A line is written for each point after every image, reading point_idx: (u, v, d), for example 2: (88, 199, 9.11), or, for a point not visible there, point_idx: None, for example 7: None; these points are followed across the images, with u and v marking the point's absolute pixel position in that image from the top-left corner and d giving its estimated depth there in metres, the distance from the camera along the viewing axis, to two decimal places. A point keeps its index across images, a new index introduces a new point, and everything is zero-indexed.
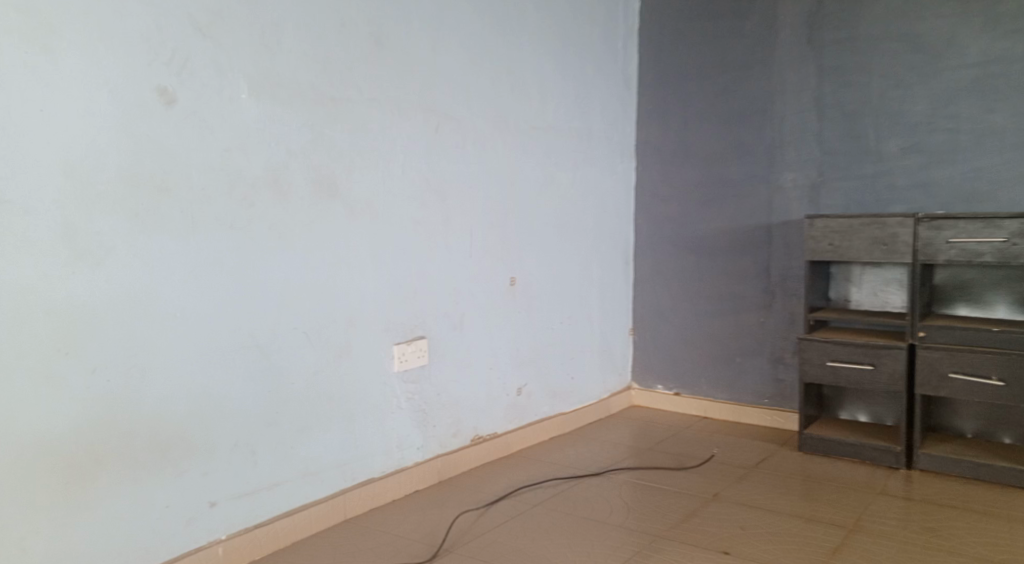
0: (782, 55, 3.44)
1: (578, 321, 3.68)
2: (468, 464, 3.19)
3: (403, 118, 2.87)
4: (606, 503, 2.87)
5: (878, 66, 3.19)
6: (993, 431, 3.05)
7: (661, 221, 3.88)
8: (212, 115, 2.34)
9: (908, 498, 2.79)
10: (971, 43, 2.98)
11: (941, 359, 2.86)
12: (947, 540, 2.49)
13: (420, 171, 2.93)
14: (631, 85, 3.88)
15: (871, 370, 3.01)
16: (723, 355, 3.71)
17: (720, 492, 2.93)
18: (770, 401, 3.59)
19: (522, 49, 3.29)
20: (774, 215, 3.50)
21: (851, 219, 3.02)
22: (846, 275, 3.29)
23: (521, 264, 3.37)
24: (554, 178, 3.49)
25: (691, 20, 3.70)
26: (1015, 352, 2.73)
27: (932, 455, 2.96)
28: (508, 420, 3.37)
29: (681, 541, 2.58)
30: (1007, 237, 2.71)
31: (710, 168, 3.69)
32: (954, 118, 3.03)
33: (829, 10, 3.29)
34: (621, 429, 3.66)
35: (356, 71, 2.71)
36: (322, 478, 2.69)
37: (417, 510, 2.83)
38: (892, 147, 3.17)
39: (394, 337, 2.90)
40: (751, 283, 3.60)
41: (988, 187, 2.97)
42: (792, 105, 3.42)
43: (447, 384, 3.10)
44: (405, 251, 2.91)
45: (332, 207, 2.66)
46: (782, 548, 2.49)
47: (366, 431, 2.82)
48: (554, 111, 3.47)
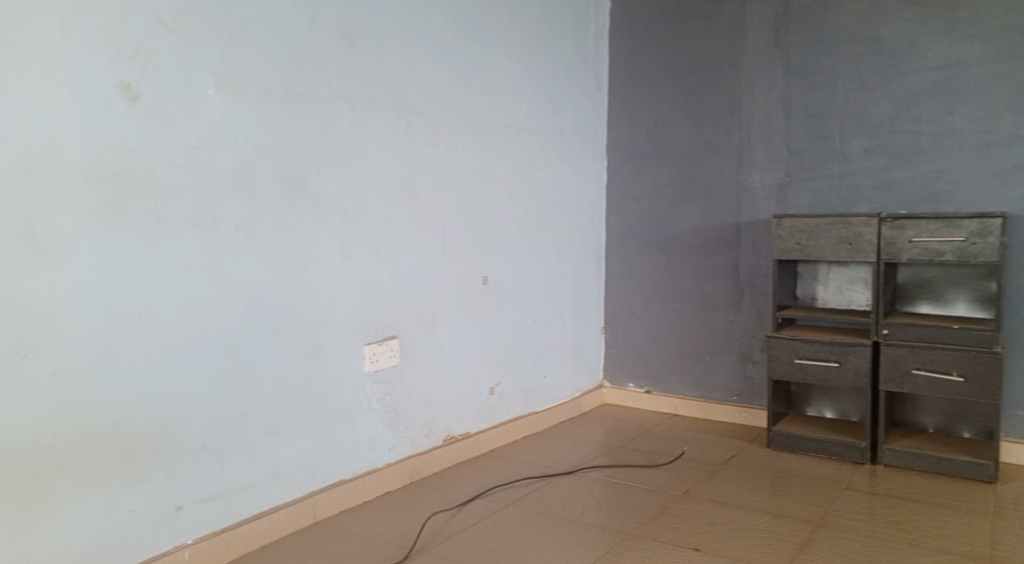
0: (749, 57, 3.49)
1: (550, 319, 3.70)
2: (440, 465, 3.18)
3: (374, 116, 2.85)
4: (578, 502, 2.89)
5: (843, 68, 3.25)
6: (954, 426, 3.12)
7: (631, 221, 3.91)
8: (178, 112, 2.31)
9: (872, 493, 2.85)
10: (932, 47, 3.05)
11: (904, 356, 2.92)
12: (910, 533, 2.55)
13: (392, 170, 2.92)
14: (602, 85, 3.91)
15: (836, 367, 3.07)
16: (693, 354, 3.75)
17: (689, 489, 2.96)
18: (739, 398, 3.64)
19: (494, 49, 3.29)
20: (743, 215, 3.55)
21: (817, 219, 3.08)
22: (813, 274, 3.35)
23: (494, 263, 3.38)
24: (526, 177, 3.50)
25: (660, 21, 3.74)
26: (975, 348, 2.80)
27: (895, 450, 3.02)
28: (480, 420, 3.37)
29: (651, 538, 2.60)
30: (967, 236, 2.78)
31: (679, 168, 3.73)
32: (916, 120, 3.10)
33: (795, 13, 3.35)
34: (592, 427, 3.68)
35: (326, 69, 2.69)
36: (292, 480, 2.67)
37: (388, 512, 2.82)
38: (857, 148, 3.23)
39: (365, 338, 2.88)
40: (720, 282, 3.64)
41: (948, 187, 3.05)
42: (759, 106, 3.47)
43: (419, 384, 3.09)
44: (376, 250, 2.90)
45: (301, 206, 2.64)
46: (750, 544, 2.53)
47: (337, 432, 2.80)
48: (526, 110, 3.47)
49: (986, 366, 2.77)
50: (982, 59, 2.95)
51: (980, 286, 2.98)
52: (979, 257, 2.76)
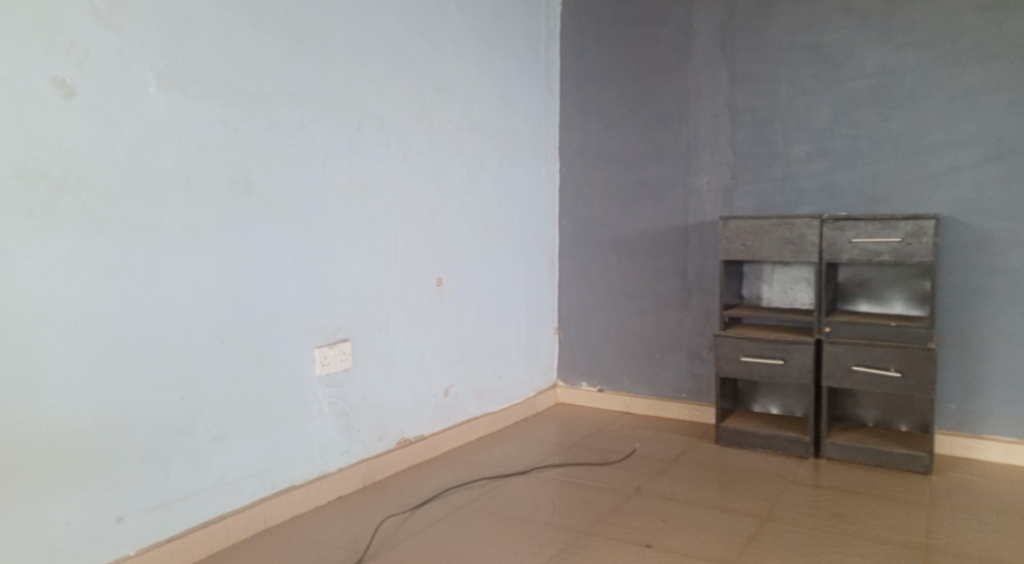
0: (696, 62, 3.57)
1: (504, 321, 3.72)
2: (394, 467, 3.17)
3: (324, 116, 2.84)
4: (532, 502, 2.91)
5: (786, 74, 3.35)
6: (892, 420, 3.24)
7: (582, 223, 3.96)
8: (117, 109, 2.26)
9: (816, 486, 2.94)
10: (869, 55, 3.17)
11: (845, 353, 3.03)
12: (852, 524, 2.64)
13: (342, 169, 2.91)
14: (554, 87, 3.95)
15: (782, 364, 3.15)
16: (644, 353, 3.81)
17: (641, 486, 3.01)
18: (688, 396, 3.71)
19: (445, 50, 3.30)
20: (691, 216, 3.63)
21: (762, 220, 3.17)
22: (758, 274, 3.44)
23: (447, 265, 3.38)
24: (478, 179, 3.52)
25: (610, 25, 3.80)
26: (911, 345, 2.91)
27: (838, 445, 3.12)
28: (434, 422, 3.37)
29: (604, 535, 2.64)
30: (903, 237, 2.89)
31: (628, 171, 3.80)
32: (855, 125, 3.22)
33: (740, 19, 3.44)
34: (546, 427, 3.71)
35: (274, 67, 2.67)
36: (240, 487, 2.63)
37: (340, 517, 2.80)
38: (799, 152, 3.34)
39: (315, 340, 2.85)
40: (669, 282, 3.71)
41: (885, 190, 3.17)
42: (706, 110, 3.56)
43: (372, 386, 3.07)
44: (326, 252, 2.87)
45: (248, 207, 2.61)
46: (699, 539, 2.58)
47: (288, 436, 2.77)
48: (478, 112, 3.49)
49: (921, 361, 2.89)
50: (916, 67, 3.08)
51: (916, 285, 3.11)
52: (915, 257, 2.87)
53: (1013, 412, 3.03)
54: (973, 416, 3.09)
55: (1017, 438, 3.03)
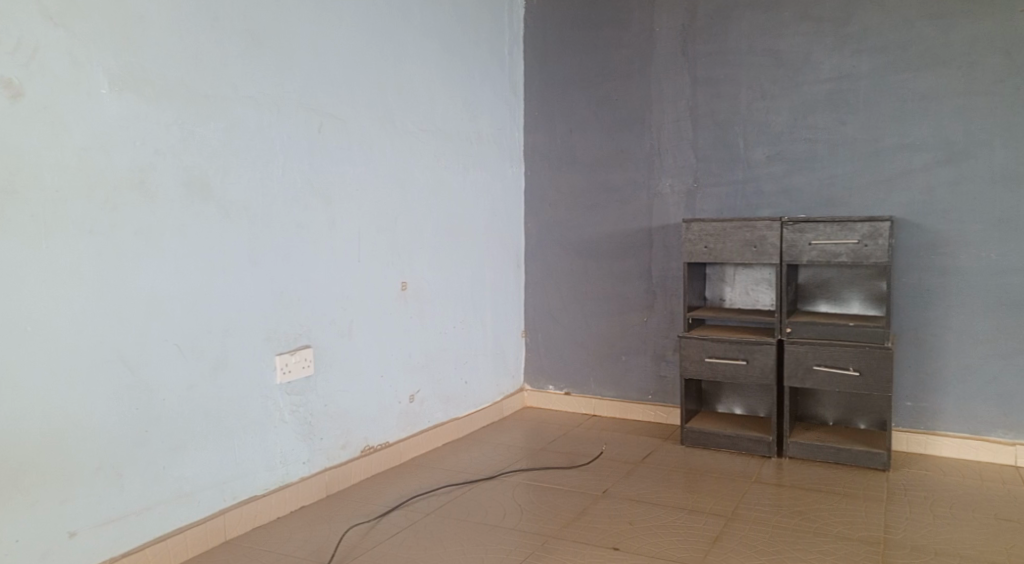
0: (658, 66, 3.61)
1: (470, 325, 3.70)
2: (358, 476, 3.12)
3: (283, 118, 2.79)
4: (499, 507, 2.89)
5: (746, 79, 3.40)
6: (851, 418, 3.31)
7: (547, 226, 3.97)
8: (67, 110, 2.19)
9: (779, 485, 2.98)
10: (825, 60, 3.24)
11: (806, 352, 3.08)
12: (814, 522, 2.68)
13: (303, 172, 2.86)
14: (517, 90, 3.95)
15: (745, 365, 3.19)
16: (609, 355, 3.83)
17: (608, 488, 3.02)
18: (654, 397, 3.73)
19: (408, 52, 3.27)
20: (654, 219, 3.66)
21: (724, 223, 3.21)
22: (720, 275, 3.49)
23: (412, 268, 3.35)
24: (442, 182, 3.49)
25: (573, 30, 3.82)
26: (868, 344, 2.97)
27: (800, 443, 3.17)
28: (400, 428, 3.33)
29: (571, 539, 2.63)
30: (860, 239, 2.95)
31: (592, 175, 3.82)
32: (813, 129, 3.28)
33: (701, 24, 3.49)
34: (513, 430, 3.70)
35: (233, 69, 2.62)
36: (198, 499, 2.55)
37: (304, 526, 2.74)
38: (760, 155, 3.39)
39: (275, 347, 2.80)
40: (633, 285, 3.74)
41: (843, 192, 3.24)
42: (669, 114, 3.59)
43: (336, 393, 3.02)
44: (287, 257, 2.82)
45: (205, 211, 2.54)
46: (667, 541, 2.59)
47: (248, 445, 2.71)
48: (442, 115, 3.47)
49: (878, 360, 2.95)
50: (871, 72, 3.16)
51: (873, 285, 3.18)
52: (871, 259, 2.94)
53: (966, 409, 3.11)
54: (928, 412, 3.17)
55: (970, 433, 3.11)
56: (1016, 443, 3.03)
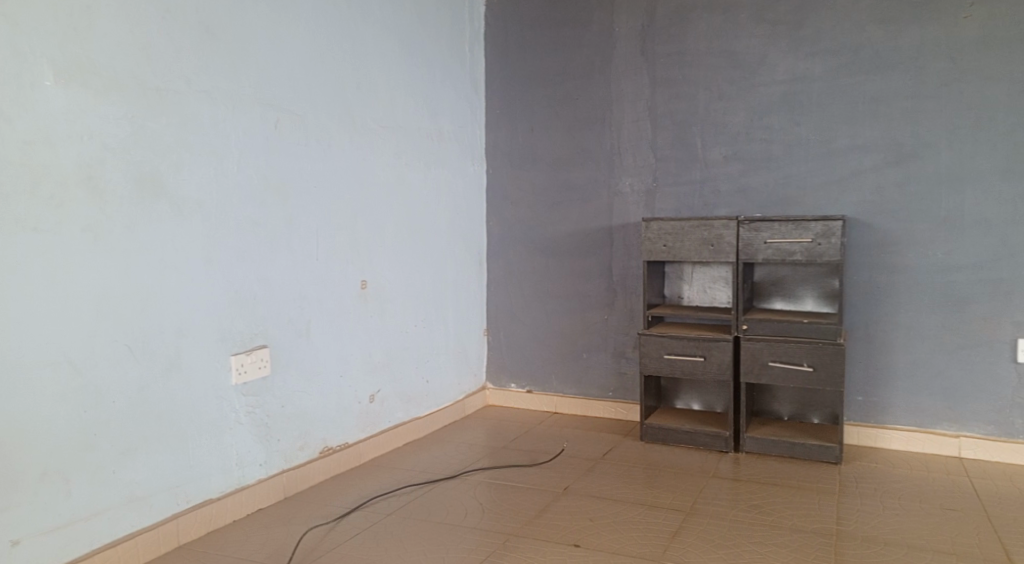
0: (618, 66, 3.64)
1: (432, 324, 3.68)
2: (317, 477, 3.07)
3: (239, 114, 2.74)
4: (460, 507, 2.88)
5: (703, 80, 3.46)
6: (805, 413, 3.38)
7: (507, 225, 3.97)
8: (9, 103, 2.11)
9: (736, 479, 3.03)
10: (780, 62, 3.31)
11: (761, 349, 3.14)
12: (770, 515, 2.73)
13: (258, 169, 2.81)
14: (478, 88, 3.94)
15: (702, 361, 3.25)
16: (570, 352, 3.85)
17: (569, 485, 3.03)
18: (614, 393, 3.77)
19: (367, 48, 3.24)
20: (615, 218, 3.70)
21: (682, 222, 3.26)
22: (679, 274, 3.54)
23: (372, 266, 3.32)
24: (403, 179, 3.47)
25: (533, 28, 3.83)
26: (821, 341, 3.05)
27: (756, 438, 3.23)
28: (360, 428, 3.29)
29: (533, 537, 2.63)
30: (813, 238, 3.03)
31: (552, 174, 3.84)
32: (768, 130, 3.35)
33: (659, 25, 3.54)
34: (475, 429, 3.69)
35: (185, 61, 2.56)
36: (149, 504, 2.49)
37: (261, 529, 2.69)
38: (717, 155, 3.45)
39: (230, 348, 2.74)
40: (594, 283, 3.76)
41: (797, 192, 3.31)
42: (628, 113, 3.63)
43: (293, 393, 2.98)
44: (243, 255, 2.77)
45: (157, 208, 2.48)
46: (627, 537, 2.61)
47: (202, 448, 2.65)
48: (402, 112, 3.45)
49: (831, 356, 3.02)
50: (823, 75, 3.24)
51: (826, 283, 3.26)
52: (824, 257, 3.01)
53: (913, 402, 3.21)
54: (878, 407, 3.26)
55: (917, 426, 3.21)
56: (960, 435, 3.13)
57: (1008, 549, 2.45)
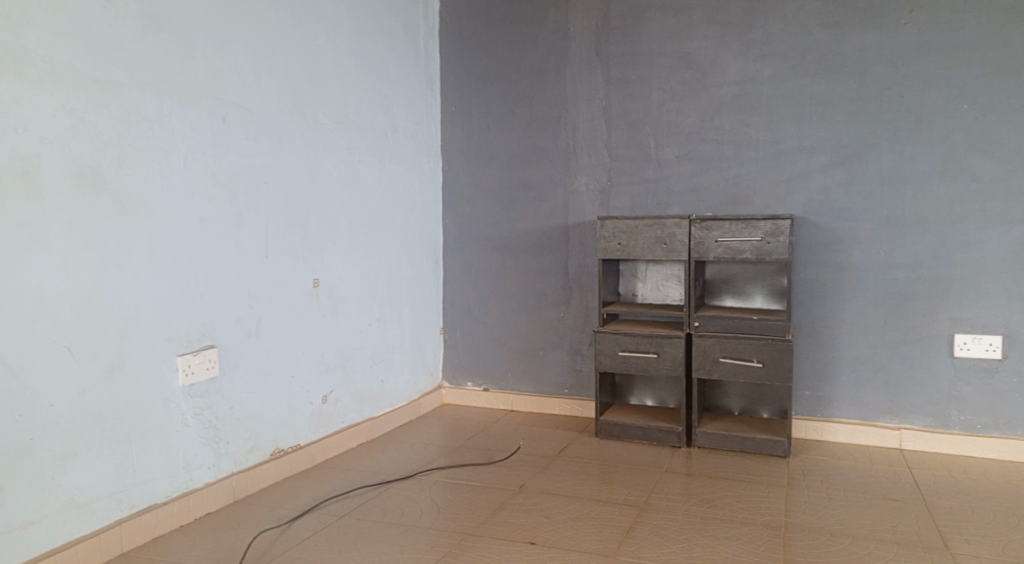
0: (572, 65, 3.66)
1: (387, 323, 3.64)
2: (268, 480, 3.01)
3: (185, 107, 2.66)
4: (415, 507, 2.85)
5: (656, 80, 3.51)
6: (755, 407, 3.46)
7: (462, 223, 3.96)
8: None
9: (688, 474, 3.07)
10: (731, 64, 3.37)
11: (713, 345, 3.20)
12: (721, 509, 2.78)
13: (207, 164, 2.74)
14: (434, 84, 3.91)
15: (656, 358, 3.29)
16: (526, 350, 3.86)
17: (525, 483, 3.03)
18: (570, 391, 3.79)
19: (320, 42, 3.19)
20: (570, 216, 3.72)
21: (636, 221, 3.30)
22: (633, 272, 3.57)
23: (324, 264, 3.27)
24: (357, 175, 3.42)
25: (487, 26, 3.82)
26: (770, 337, 3.12)
27: (707, 433, 3.29)
28: (313, 430, 3.23)
29: (488, 535, 2.63)
30: (763, 237, 3.10)
31: (506, 173, 3.84)
32: (719, 130, 3.41)
33: (613, 25, 3.57)
34: (431, 429, 3.66)
35: (128, 52, 2.48)
36: (91, 511, 2.41)
37: (209, 534, 2.63)
38: (670, 155, 3.51)
39: (177, 348, 2.66)
40: (549, 281, 3.78)
41: (747, 191, 3.38)
42: (583, 112, 3.66)
43: (243, 394, 2.91)
44: (191, 252, 2.70)
45: (99, 204, 2.40)
46: (582, 533, 2.63)
47: (147, 453, 2.57)
48: (355, 108, 3.40)
49: (779, 352, 3.10)
50: (772, 77, 3.31)
51: (774, 281, 3.34)
52: (773, 255, 3.09)
53: (858, 396, 3.30)
54: (824, 401, 3.35)
55: (861, 419, 3.30)
56: (901, 428, 3.24)
57: (946, 537, 2.54)
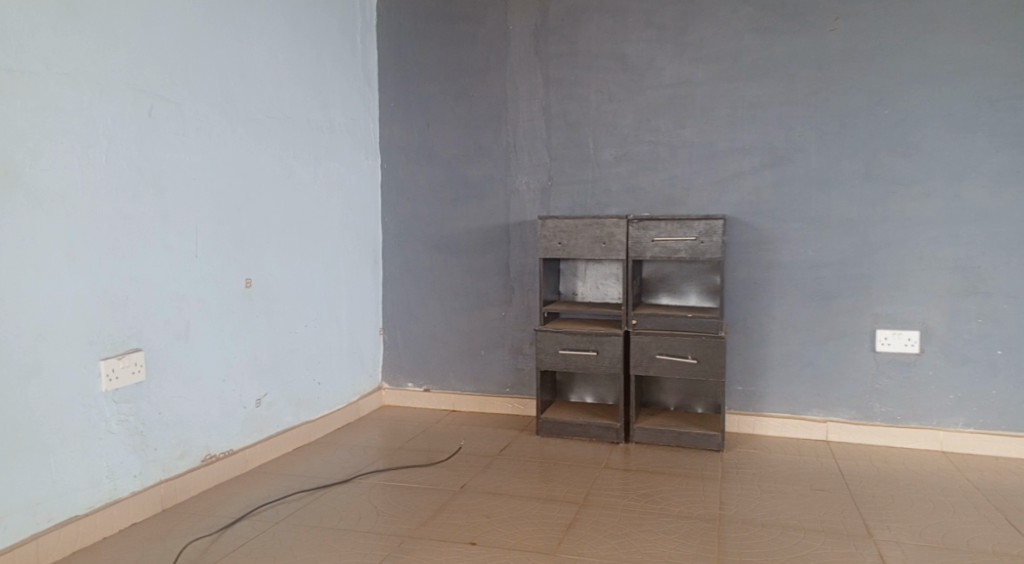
0: (512, 64, 3.67)
1: (324, 324, 3.56)
2: (199, 486, 2.91)
3: (107, 99, 2.55)
4: (352, 511, 2.80)
5: (594, 81, 3.55)
6: (691, 403, 3.54)
7: (401, 222, 3.92)
8: None
9: (627, 469, 3.12)
10: (667, 67, 3.44)
11: (650, 342, 3.26)
12: (658, 503, 2.83)
13: (131, 159, 2.63)
14: (371, 81, 3.86)
15: (595, 355, 3.33)
16: (466, 350, 3.85)
17: (465, 483, 3.02)
18: (512, 389, 3.80)
19: (252, 35, 3.10)
20: (511, 215, 3.72)
21: (576, 220, 3.33)
22: (573, 271, 3.61)
23: (258, 264, 3.18)
24: (291, 172, 3.34)
25: (425, 23, 3.79)
26: (704, 334, 3.19)
27: (645, 429, 3.35)
28: (246, 434, 3.14)
29: (429, 537, 2.61)
30: (697, 236, 3.18)
31: (444, 172, 3.82)
32: (656, 132, 3.48)
33: (552, 25, 3.59)
34: (371, 431, 3.61)
35: (44, 41, 2.35)
36: (4, 525, 2.27)
37: (136, 545, 2.51)
38: (608, 156, 3.55)
39: (99, 352, 2.54)
40: (489, 280, 3.78)
41: (682, 192, 3.46)
42: (523, 112, 3.67)
43: (171, 399, 2.80)
44: (114, 251, 2.58)
45: (11, 200, 2.28)
46: (522, 532, 2.63)
47: (67, 462, 2.45)
48: (289, 103, 3.32)
49: (713, 348, 3.17)
50: (706, 81, 3.40)
51: (708, 279, 3.42)
52: (707, 254, 3.17)
53: (788, 391, 3.42)
54: (756, 395, 3.46)
55: (792, 413, 3.42)
56: (828, 420, 3.37)
57: (869, 524, 2.65)
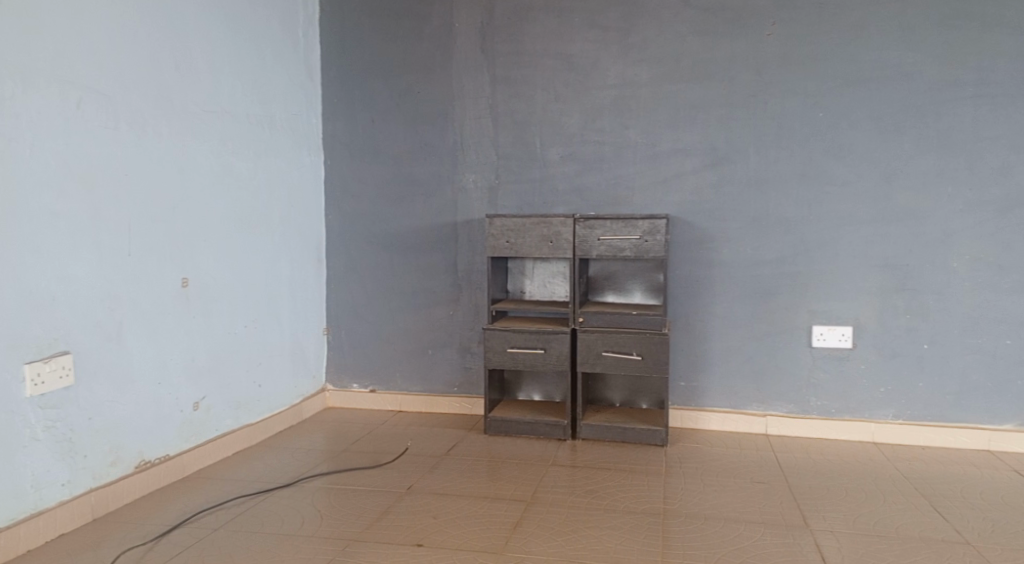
0: (458, 62, 3.64)
1: (264, 325, 3.47)
2: (133, 494, 2.79)
3: (31, 91, 2.42)
4: (295, 516, 2.73)
5: (541, 80, 3.55)
6: (635, 399, 3.58)
7: (344, 221, 3.84)
8: None
9: (573, 466, 3.13)
10: (612, 68, 3.47)
11: (596, 340, 3.28)
12: (604, 499, 2.85)
13: (58, 151, 2.50)
14: (314, 76, 3.77)
15: (542, 353, 3.33)
16: (412, 349, 3.80)
17: (412, 484, 2.98)
18: (459, 388, 3.78)
19: (188, 27, 2.99)
20: (458, 214, 3.70)
21: (523, 219, 3.33)
22: (520, 269, 3.60)
23: (194, 263, 3.07)
24: (229, 167, 3.23)
25: (369, 18, 3.73)
26: (649, 331, 3.23)
27: (591, 425, 3.37)
28: (183, 439, 3.03)
29: (374, 540, 2.56)
30: (641, 235, 3.21)
31: (388, 170, 3.76)
32: (602, 132, 3.51)
33: (498, 24, 3.58)
34: (315, 433, 3.53)
35: None
36: None
37: (65, 557, 2.40)
38: (554, 155, 3.56)
39: (23, 355, 2.41)
40: (436, 278, 3.75)
41: (627, 191, 3.50)
42: (469, 110, 3.65)
43: (103, 403, 2.68)
44: (38, 249, 2.45)
45: None
46: (469, 532, 2.61)
47: None
48: (228, 97, 3.21)
49: (657, 344, 3.22)
50: (650, 82, 3.44)
51: (652, 277, 3.47)
52: (651, 253, 3.21)
53: (730, 386, 3.49)
54: (698, 391, 3.53)
55: (732, 408, 3.50)
56: (767, 414, 3.46)
57: (806, 515, 2.73)
